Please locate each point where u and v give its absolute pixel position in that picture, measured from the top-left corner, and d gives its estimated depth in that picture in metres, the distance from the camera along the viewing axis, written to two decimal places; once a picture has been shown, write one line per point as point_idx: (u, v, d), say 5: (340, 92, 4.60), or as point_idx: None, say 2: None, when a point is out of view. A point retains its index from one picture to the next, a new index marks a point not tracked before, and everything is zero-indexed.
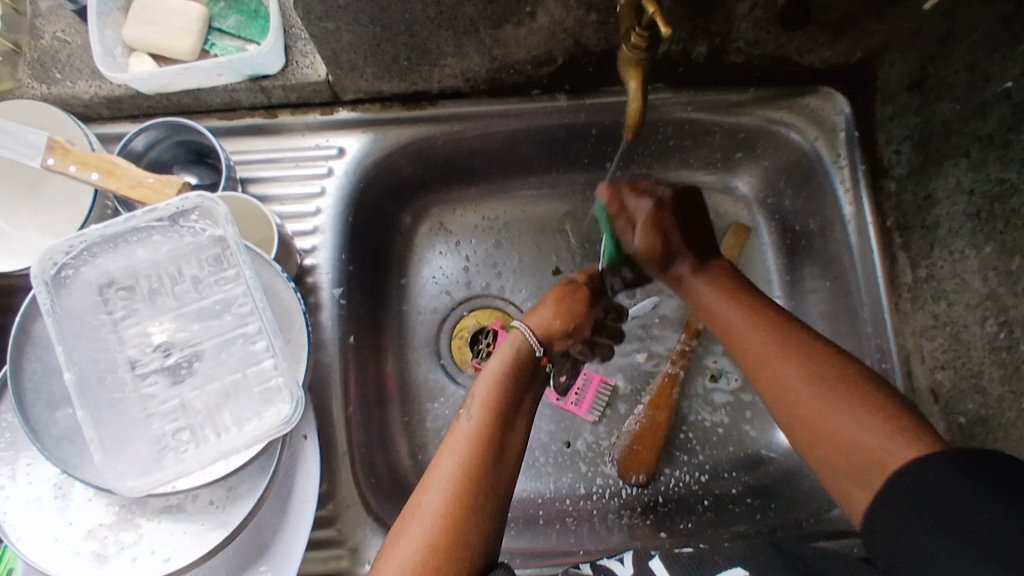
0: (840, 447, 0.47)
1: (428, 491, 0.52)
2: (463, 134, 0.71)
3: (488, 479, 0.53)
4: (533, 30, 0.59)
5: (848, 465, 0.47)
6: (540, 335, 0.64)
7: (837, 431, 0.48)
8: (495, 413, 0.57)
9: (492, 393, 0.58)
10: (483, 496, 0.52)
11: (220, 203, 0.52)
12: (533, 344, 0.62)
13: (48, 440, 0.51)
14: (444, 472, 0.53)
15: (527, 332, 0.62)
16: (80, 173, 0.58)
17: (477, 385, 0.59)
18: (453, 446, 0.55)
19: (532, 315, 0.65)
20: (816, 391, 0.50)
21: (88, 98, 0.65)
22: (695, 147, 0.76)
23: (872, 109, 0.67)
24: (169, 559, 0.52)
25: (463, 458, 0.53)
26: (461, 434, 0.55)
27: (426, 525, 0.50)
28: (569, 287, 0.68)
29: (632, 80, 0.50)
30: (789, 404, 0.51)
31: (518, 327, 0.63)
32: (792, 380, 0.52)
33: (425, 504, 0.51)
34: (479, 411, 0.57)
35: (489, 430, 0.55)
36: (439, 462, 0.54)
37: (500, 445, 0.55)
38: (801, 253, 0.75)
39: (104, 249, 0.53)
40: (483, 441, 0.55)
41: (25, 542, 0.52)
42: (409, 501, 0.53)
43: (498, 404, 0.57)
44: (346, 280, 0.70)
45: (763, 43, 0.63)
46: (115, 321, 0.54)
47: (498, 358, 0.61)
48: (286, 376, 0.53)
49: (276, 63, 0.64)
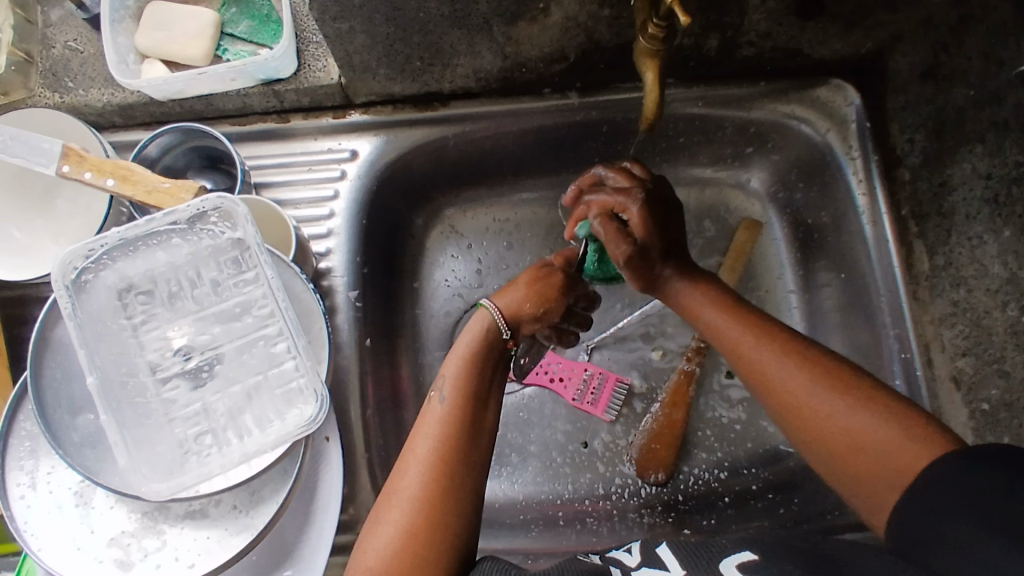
0: (860, 451, 0.45)
1: (402, 480, 0.49)
2: (475, 134, 0.71)
3: (468, 466, 0.50)
4: (546, 27, 0.60)
5: (864, 467, 0.45)
6: (509, 316, 0.58)
7: (861, 438, 0.45)
8: (467, 393, 0.53)
9: (464, 372, 0.54)
10: (463, 484, 0.50)
11: (240, 204, 0.52)
12: (500, 323, 0.57)
13: (70, 446, 0.50)
14: (417, 460, 0.50)
15: (495, 311, 0.57)
16: (96, 179, 0.57)
17: (449, 365, 0.55)
18: (425, 431, 0.51)
19: (500, 294, 0.60)
20: (830, 391, 0.47)
21: (100, 106, 0.65)
22: (705, 143, 0.76)
23: (883, 99, 0.68)
24: (194, 564, 0.52)
25: (438, 444, 0.50)
26: (434, 419, 0.52)
27: (402, 517, 0.48)
28: (545, 269, 0.62)
29: (649, 71, 0.51)
30: (792, 400, 0.49)
31: (486, 306, 0.58)
32: (798, 378, 0.49)
33: (399, 493, 0.49)
34: (451, 392, 0.53)
35: (463, 413, 0.52)
36: (412, 449, 0.51)
37: (477, 428, 0.52)
38: (815, 246, 0.75)
39: (123, 254, 0.53)
40: (458, 426, 0.51)
41: (47, 550, 0.52)
42: (383, 488, 0.50)
43: (472, 385, 0.53)
44: (361, 282, 0.69)
45: (774, 35, 0.63)
46: (135, 326, 0.53)
47: (467, 337, 0.57)
48: (308, 377, 0.52)
49: (289, 67, 0.64)
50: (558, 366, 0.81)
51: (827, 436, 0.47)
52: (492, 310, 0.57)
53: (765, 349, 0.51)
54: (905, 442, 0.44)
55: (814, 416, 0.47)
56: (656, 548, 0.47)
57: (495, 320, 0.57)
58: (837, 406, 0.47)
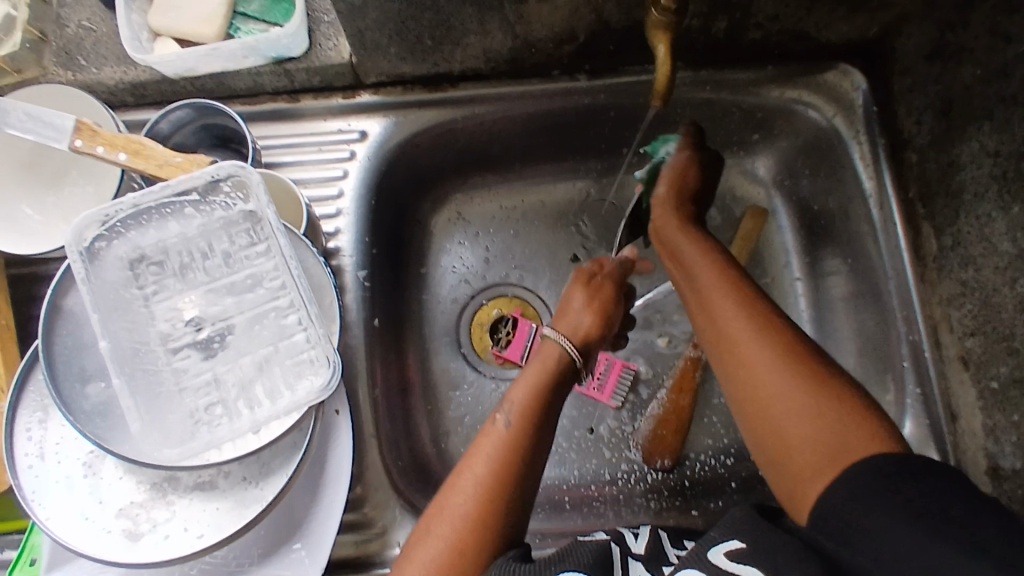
0: (795, 437, 0.45)
1: (451, 501, 0.50)
2: (484, 117, 0.71)
3: (517, 490, 0.51)
4: (556, 6, 0.60)
5: (796, 455, 0.45)
6: (574, 340, 0.60)
7: (799, 421, 0.46)
8: (531, 420, 0.53)
9: (532, 400, 0.55)
10: (508, 505, 0.50)
11: (254, 174, 0.53)
12: (568, 348, 0.59)
13: (80, 414, 0.50)
14: (473, 476, 0.50)
15: (564, 342, 0.59)
16: (108, 154, 0.57)
17: (517, 385, 0.56)
18: (485, 451, 0.52)
19: (562, 324, 0.62)
20: (789, 379, 0.47)
21: (113, 84, 0.65)
22: (712, 129, 0.76)
23: (889, 82, 0.68)
24: (202, 535, 0.52)
25: (494, 461, 0.51)
26: (491, 441, 0.52)
27: (447, 532, 0.49)
28: (595, 288, 0.65)
29: (661, 45, 0.53)
30: (750, 382, 0.49)
31: (553, 338, 0.60)
32: (767, 363, 0.49)
33: (449, 509, 0.50)
34: (515, 415, 0.53)
35: (520, 439, 0.52)
36: (467, 464, 0.52)
37: (533, 455, 0.52)
38: (822, 233, 0.76)
39: (137, 223, 0.53)
40: (516, 452, 0.52)
41: (54, 520, 0.51)
42: (431, 506, 0.51)
43: (533, 412, 0.54)
44: (369, 262, 0.70)
45: (782, 17, 0.64)
46: (146, 296, 0.53)
47: (540, 360, 0.58)
48: (320, 348, 0.52)
49: (301, 46, 0.64)
50: None
51: (768, 419, 0.47)
52: (559, 340, 0.59)
53: (743, 333, 0.51)
54: (840, 438, 0.44)
55: (766, 402, 0.48)
56: (663, 568, 0.46)
57: (562, 345, 0.59)
58: (793, 393, 0.47)
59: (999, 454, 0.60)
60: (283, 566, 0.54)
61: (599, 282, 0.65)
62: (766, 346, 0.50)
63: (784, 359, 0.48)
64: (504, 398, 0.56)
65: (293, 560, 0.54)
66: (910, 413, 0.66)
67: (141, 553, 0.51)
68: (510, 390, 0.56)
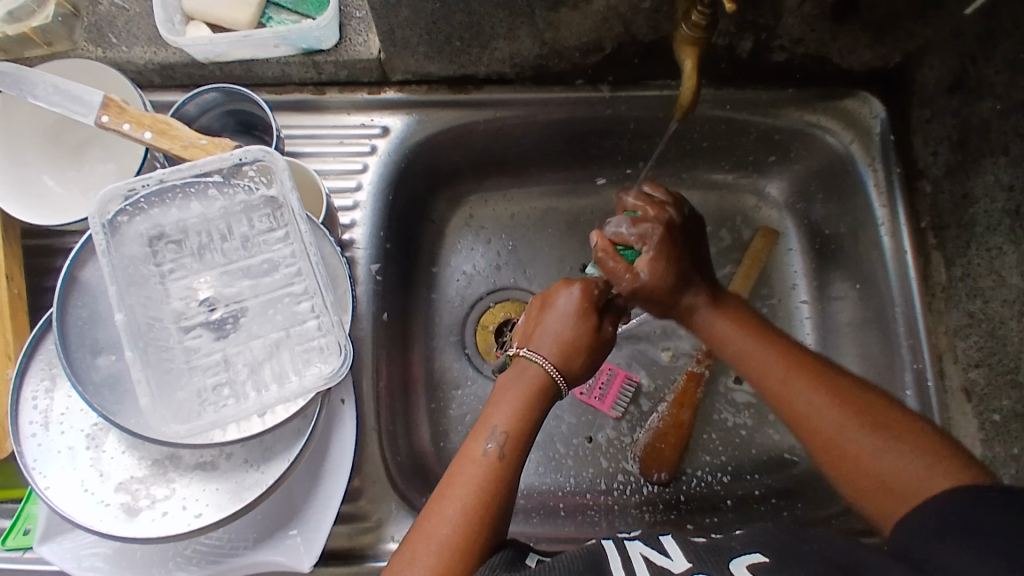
0: (867, 469, 0.47)
1: (435, 524, 0.50)
2: (505, 121, 0.72)
3: (487, 515, 0.51)
4: (586, 15, 0.61)
5: (888, 494, 0.46)
6: (554, 364, 0.58)
7: (871, 461, 0.47)
8: (515, 452, 0.54)
9: (520, 430, 0.55)
10: (486, 531, 0.50)
11: (280, 160, 0.53)
12: (555, 377, 0.58)
13: (89, 384, 0.50)
14: (460, 506, 0.50)
15: (554, 372, 0.58)
16: (134, 131, 0.57)
17: (501, 411, 0.55)
18: (466, 475, 0.52)
19: (548, 348, 0.59)
20: (852, 421, 0.49)
21: (143, 64, 0.66)
22: (728, 149, 0.77)
23: (909, 113, 0.70)
24: (200, 514, 0.52)
25: (478, 496, 0.51)
26: (474, 469, 0.52)
27: (433, 552, 0.49)
28: (591, 326, 0.61)
29: (688, 58, 0.54)
30: (814, 426, 0.51)
31: (540, 365, 0.58)
32: (823, 409, 0.51)
33: (435, 537, 0.49)
34: (503, 443, 0.54)
35: (501, 470, 0.53)
36: (452, 490, 0.51)
37: (510, 494, 0.53)
38: (830, 257, 0.76)
39: (160, 201, 0.54)
40: (498, 489, 0.52)
41: (54, 490, 0.51)
42: (415, 523, 0.51)
43: (515, 441, 0.54)
44: (382, 256, 0.70)
45: (807, 41, 0.65)
46: (163, 273, 0.54)
47: (524, 390, 0.57)
48: (331, 335, 0.53)
49: (331, 39, 0.65)
50: None
51: (842, 462, 0.49)
52: (548, 368, 0.58)
53: (796, 384, 0.53)
54: (913, 469, 0.46)
55: (836, 439, 0.49)
56: (661, 540, 0.48)
57: (550, 375, 0.58)
58: (862, 432, 0.48)
59: None
60: (277, 552, 0.54)
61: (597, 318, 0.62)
62: (819, 394, 0.52)
63: (842, 400, 0.51)
64: (494, 423, 0.55)
65: (288, 546, 0.54)
66: None
67: (139, 529, 0.51)
68: (496, 417, 0.55)
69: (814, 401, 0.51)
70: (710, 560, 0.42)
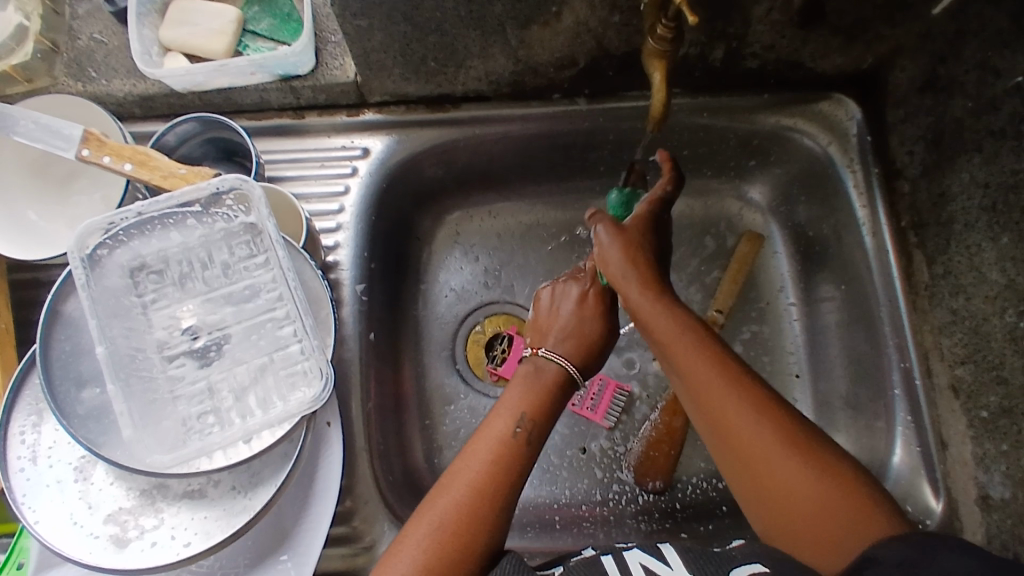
0: (785, 491, 0.46)
1: (466, 468, 0.52)
2: (485, 138, 0.73)
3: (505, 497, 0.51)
4: (557, 31, 0.62)
5: (802, 533, 0.45)
6: (572, 361, 0.59)
7: (801, 502, 0.46)
8: (536, 433, 0.54)
9: (537, 412, 0.55)
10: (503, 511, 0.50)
11: (256, 188, 0.54)
12: (571, 371, 0.58)
13: (74, 418, 0.51)
14: (484, 458, 0.52)
15: (571, 368, 0.58)
16: (114, 164, 0.58)
17: (514, 396, 0.56)
18: (482, 453, 0.52)
19: (565, 344, 0.60)
20: (789, 461, 0.47)
21: (122, 96, 0.67)
22: (709, 155, 0.77)
23: (884, 115, 0.70)
24: (189, 543, 0.52)
25: (499, 457, 0.52)
26: (497, 444, 0.53)
27: (450, 511, 0.49)
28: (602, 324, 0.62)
29: (657, 71, 0.54)
30: (745, 450, 0.49)
31: (556, 362, 0.58)
32: (760, 436, 0.48)
33: (463, 478, 0.51)
34: (529, 425, 0.54)
35: (523, 449, 0.53)
36: (476, 447, 0.53)
37: (526, 464, 0.53)
38: (815, 259, 0.76)
39: (140, 232, 0.54)
40: (514, 459, 0.52)
41: (43, 524, 0.52)
42: (437, 481, 0.52)
43: (540, 423, 0.54)
44: (367, 276, 0.70)
45: (778, 47, 0.66)
46: (145, 304, 0.54)
47: (536, 383, 0.57)
48: (314, 359, 0.53)
49: (308, 64, 0.66)
50: None
51: (770, 496, 0.47)
52: (567, 367, 0.58)
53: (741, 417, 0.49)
54: (838, 511, 0.44)
55: (760, 460, 0.48)
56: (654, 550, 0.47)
57: (566, 370, 0.58)
58: (790, 461, 0.47)
59: (988, 483, 0.60)
60: None
61: (607, 317, 0.62)
62: (761, 421, 0.49)
63: (775, 428, 0.48)
64: (507, 405, 0.55)
65: (279, 571, 0.54)
66: (901, 440, 0.66)
67: (128, 560, 0.51)
68: (511, 400, 0.56)
69: (747, 419, 0.49)
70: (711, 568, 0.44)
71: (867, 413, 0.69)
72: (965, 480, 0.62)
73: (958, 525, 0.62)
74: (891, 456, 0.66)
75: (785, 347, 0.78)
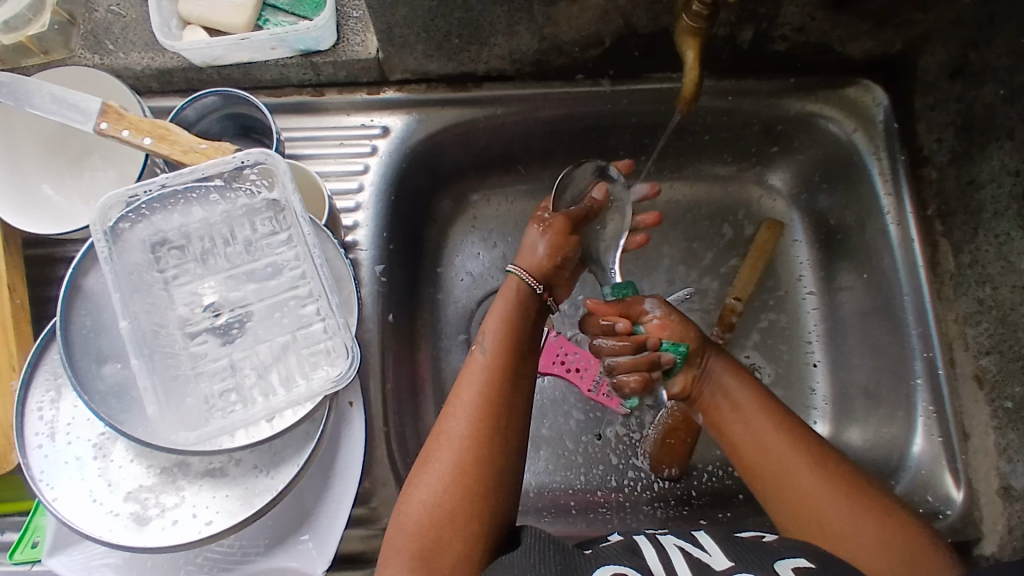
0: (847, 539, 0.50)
1: (461, 398, 0.53)
2: (506, 118, 0.72)
3: (508, 415, 0.53)
4: (585, 9, 0.61)
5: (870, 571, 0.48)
6: (538, 274, 0.63)
7: (859, 543, 0.49)
8: (509, 346, 0.57)
9: (509, 335, 0.58)
10: (511, 426, 0.53)
11: (281, 162, 0.53)
12: (532, 284, 0.62)
13: (94, 394, 0.50)
14: (472, 393, 0.53)
15: (527, 280, 0.62)
16: (133, 137, 0.57)
17: (488, 324, 0.59)
18: (474, 380, 0.54)
19: (535, 262, 0.63)
20: (845, 502, 0.51)
21: (140, 69, 0.66)
22: (731, 140, 0.76)
23: (911, 101, 0.69)
24: (211, 522, 0.51)
25: (487, 383, 0.54)
26: (482, 369, 0.55)
27: (458, 440, 0.51)
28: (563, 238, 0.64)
29: (691, 49, 0.54)
30: (805, 500, 0.53)
31: (518, 276, 0.62)
32: (820, 488, 0.53)
33: (459, 406, 0.53)
34: (492, 344, 0.57)
35: (503, 363, 0.55)
36: (463, 380, 0.55)
37: (512, 381, 0.55)
38: (837, 247, 0.76)
39: (163, 207, 0.53)
40: (497, 377, 0.55)
41: (62, 501, 0.51)
42: (434, 426, 0.53)
43: (511, 346, 0.57)
44: (387, 257, 0.69)
45: (807, 30, 0.65)
46: (167, 279, 0.54)
47: (507, 302, 0.61)
48: (338, 337, 0.52)
49: (328, 40, 0.65)
50: (575, 355, 0.80)
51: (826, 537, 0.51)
52: (526, 281, 0.62)
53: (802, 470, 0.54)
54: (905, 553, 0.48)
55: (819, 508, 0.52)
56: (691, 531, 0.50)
57: (527, 284, 0.62)
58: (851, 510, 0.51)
59: (1011, 473, 0.60)
60: (290, 557, 0.54)
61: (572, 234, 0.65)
62: (820, 476, 0.53)
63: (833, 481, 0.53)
64: (481, 330, 0.59)
65: (300, 551, 0.54)
66: (922, 430, 0.65)
67: (148, 538, 0.50)
68: (483, 329, 0.59)
69: (807, 473, 0.54)
70: (753, 560, 0.44)
71: (888, 402, 0.69)
72: (987, 470, 0.62)
73: (978, 516, 0.62)
74: (912, 445, 0.66)
75: (803, 336, 0.77)
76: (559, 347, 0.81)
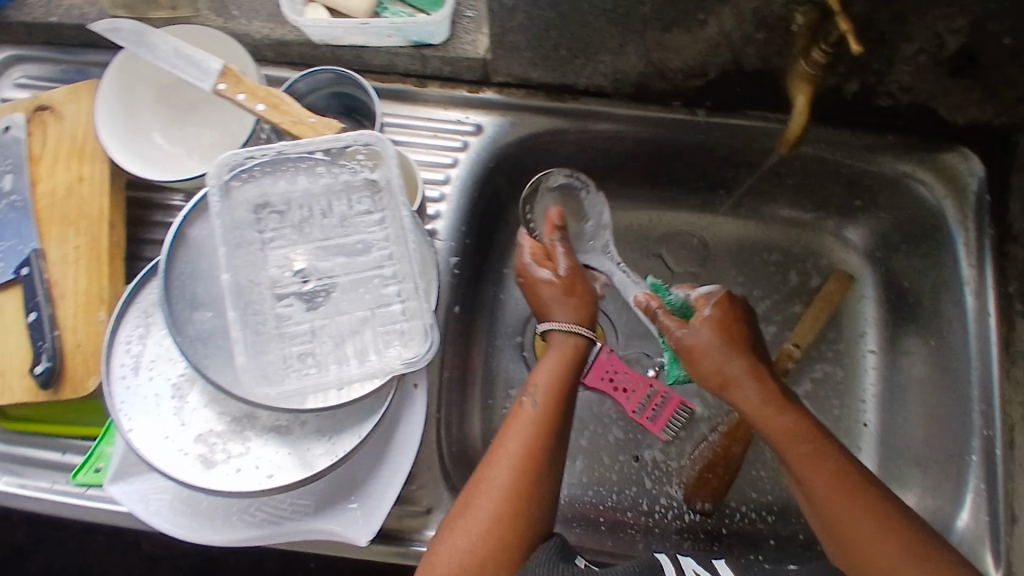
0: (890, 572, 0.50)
1: (506, 450, 0.57)
2: (595, 133, 0.73)
3: (549, 467, 0.57)
4: (696, 40, 0.62)
5: None
6: (582, 322, 0.67)
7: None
8: (555, 402, 0.60)
9: (556, 389, 0.61)
10: (550, 481, 0.56)
11: (391, 147, 0.56)
12: (580, 333, 0.66)
13: (185, 337, 0.53)
14: (515, 450, 0.56)
15: (575, 330, 0.65)
16: (248, 102, 0.60)
17: (537, 377, 0.62)
18: (520, 431, 0.58)
19: (569, 312, 0.66)
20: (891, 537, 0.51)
21: (260, 38, 0.69)
22: (814, 187, 0.76)
23: (1007, 175, 0.68)
24: (272, 475, 0.53)
25: (531, 439, 0.57)
26: (529, 421, 0.58)
27: (499, 491, 0.54)
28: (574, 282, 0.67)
29: (802, 95, 0.58)
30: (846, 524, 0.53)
31: (563, 331, 0.65)
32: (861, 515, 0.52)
33: (507, 454, 0.57)
34: (540, 399, 0.60)
35: (549, 422, 0.59)
36: (511, 432, 0.58)
37: (555, 438, 0.59)
38: (906, 310, 0.75)
39: (271, 172, 0.56)
40: (544, 432, 0.58)
41: (137, 432, 0.54)
42: (478, 469, 0.57)
43: (552, 401, 0.60)
44: (461, 250, 0.71)
45: (916, 89, 0.65)
46: (263, 240, 0.56)
47: (550, 362, 0.63)
48: (417, 320, 0.54)
49: (442, 35, 0.68)
50: (624, 376, 0.80)
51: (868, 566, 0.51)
52: (575, 331, 0.65)
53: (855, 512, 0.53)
54: None
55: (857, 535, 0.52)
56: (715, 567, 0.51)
57: (575, 333, 0.65)
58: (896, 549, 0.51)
59: None
60: (335, 522, 0.56)
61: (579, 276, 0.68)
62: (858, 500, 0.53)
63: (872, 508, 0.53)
64: (528, 381, 0.62)
65: (346, 517, 0.56)
66: (969, 507, 0.64)
67: (212, 481, 0.53)
68: (531, 380, 0.62)
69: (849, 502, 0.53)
70: None
71: (938, 474, 0.68)
72: None
73: None
74: (957, 519, 0.64)
75: (858, 393, 0.77)
76: (610, 365, 0.81)
